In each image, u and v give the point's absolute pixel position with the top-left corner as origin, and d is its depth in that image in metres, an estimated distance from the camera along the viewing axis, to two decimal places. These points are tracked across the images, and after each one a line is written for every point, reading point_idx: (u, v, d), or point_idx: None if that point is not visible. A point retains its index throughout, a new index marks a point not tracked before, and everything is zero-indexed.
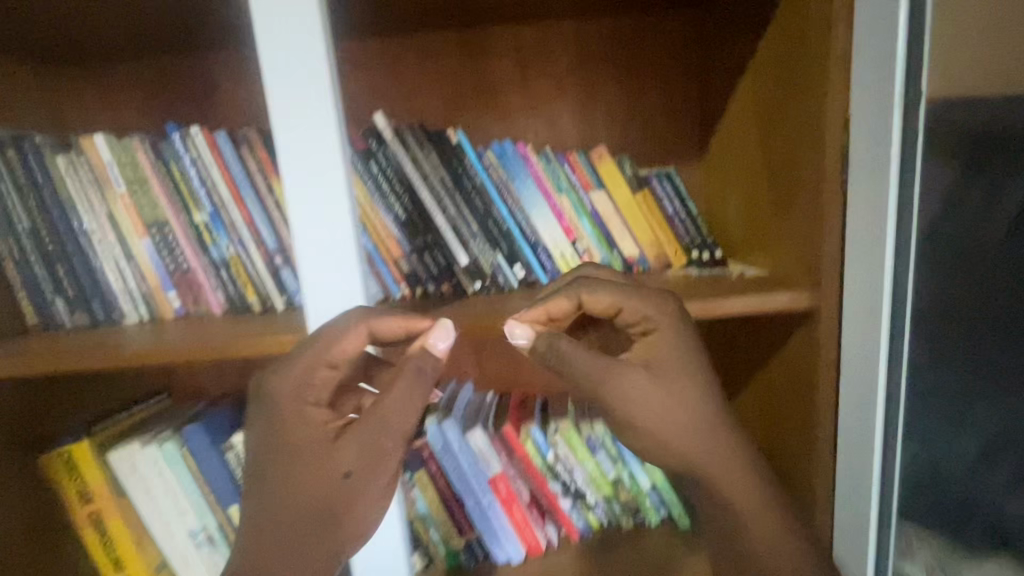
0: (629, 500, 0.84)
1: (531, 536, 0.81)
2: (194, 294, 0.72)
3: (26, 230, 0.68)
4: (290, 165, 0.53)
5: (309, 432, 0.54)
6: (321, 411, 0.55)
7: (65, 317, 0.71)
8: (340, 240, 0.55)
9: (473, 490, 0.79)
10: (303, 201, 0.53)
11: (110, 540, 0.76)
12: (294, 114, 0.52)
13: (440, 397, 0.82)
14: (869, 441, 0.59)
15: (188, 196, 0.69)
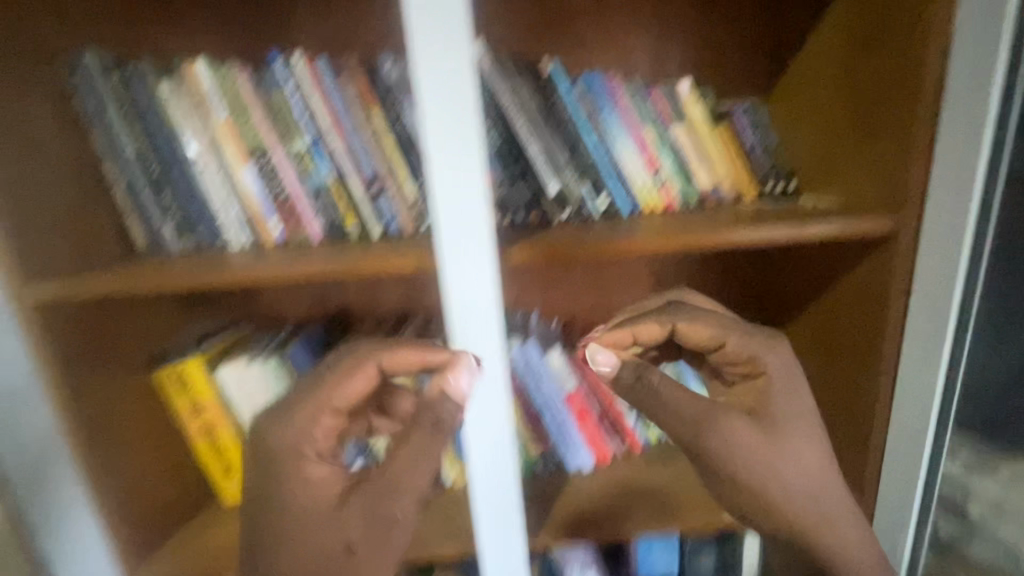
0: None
1: (600, 447, 0.89)
2: (293, 221, 0.75)
3: (134, 156, 0.70)
4: (437, 157, 0.54)
5: (311, 501, 0.63)
6: (320, 465, 0.65)
7: (172, 243, 0.74)
8: (480, 231, 0.57)
9: (551, 407, 0.86)
10: (448, 192, 0.55)
11: (221, 449, 0.83)
12: (442, 109, 0.53)
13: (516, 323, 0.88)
14: (933, 359, 0.68)
15: (289, 125, 0.71)
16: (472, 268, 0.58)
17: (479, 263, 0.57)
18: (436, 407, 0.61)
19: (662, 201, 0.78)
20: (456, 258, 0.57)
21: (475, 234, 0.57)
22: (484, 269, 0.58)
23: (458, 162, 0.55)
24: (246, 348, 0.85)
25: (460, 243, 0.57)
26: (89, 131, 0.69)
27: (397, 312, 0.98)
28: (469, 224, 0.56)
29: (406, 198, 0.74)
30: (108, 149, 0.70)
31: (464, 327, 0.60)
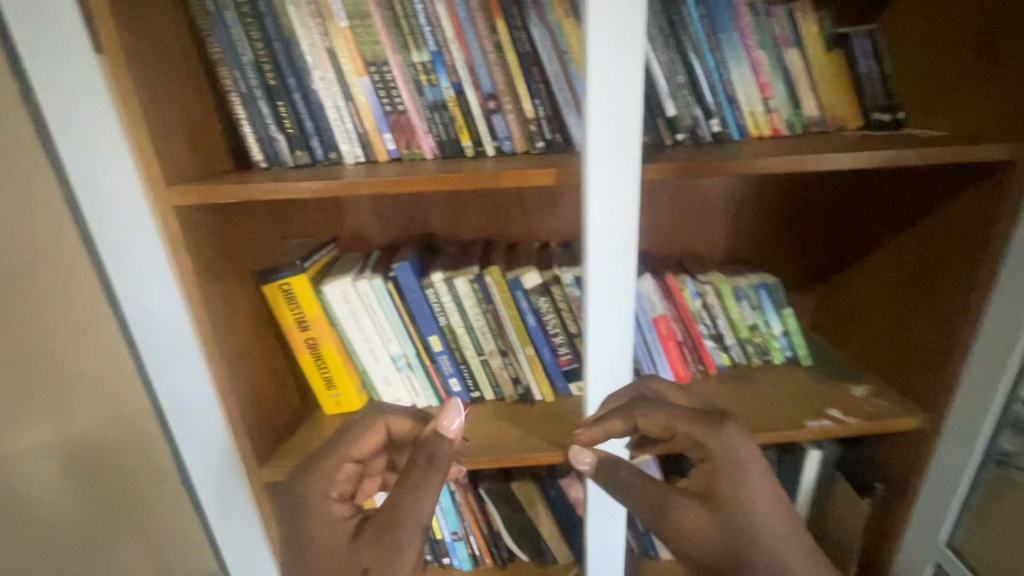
0: (762, 343, 0.95)
1: (682, 369, 0.93)
2: (407, 136, 0.74)
3: (251, 62, 0.69)
4: (599, 84, 0.55)
5: (328, 526, 0.68)
6: (341, 508, 0.69)
7: (286, 155, 0.74)
8: (629, 160, 0.59)
9: (639, 328, 0.90)
10: (605, 119, 0.57)
11: (323, 362, 0.85)
12: (611, 33, 0.54)
13: None
14: None
15: (412, 36, 0.69)
16: (616, 228, 0.62)
17: (623, 223, 0.61)
18: (429, 444, 0.66)
19: (770, 128, 0.78)
20: (602, 220, 0.61)
21: (625, 195, 0.60)
22: (629, 188, 0.60)
23: (618, 82, 0.55)
24: (344, 267, 0.86)
25: (610, 202, 0.60)
26: (207, 34, 0.67)
27: (481, 238, 0.99)
28: (622, 142, 0.58)
29: (522, 116, 0.73)
30: (226, 55, 0.68)
31: (604, 253, 0.63)
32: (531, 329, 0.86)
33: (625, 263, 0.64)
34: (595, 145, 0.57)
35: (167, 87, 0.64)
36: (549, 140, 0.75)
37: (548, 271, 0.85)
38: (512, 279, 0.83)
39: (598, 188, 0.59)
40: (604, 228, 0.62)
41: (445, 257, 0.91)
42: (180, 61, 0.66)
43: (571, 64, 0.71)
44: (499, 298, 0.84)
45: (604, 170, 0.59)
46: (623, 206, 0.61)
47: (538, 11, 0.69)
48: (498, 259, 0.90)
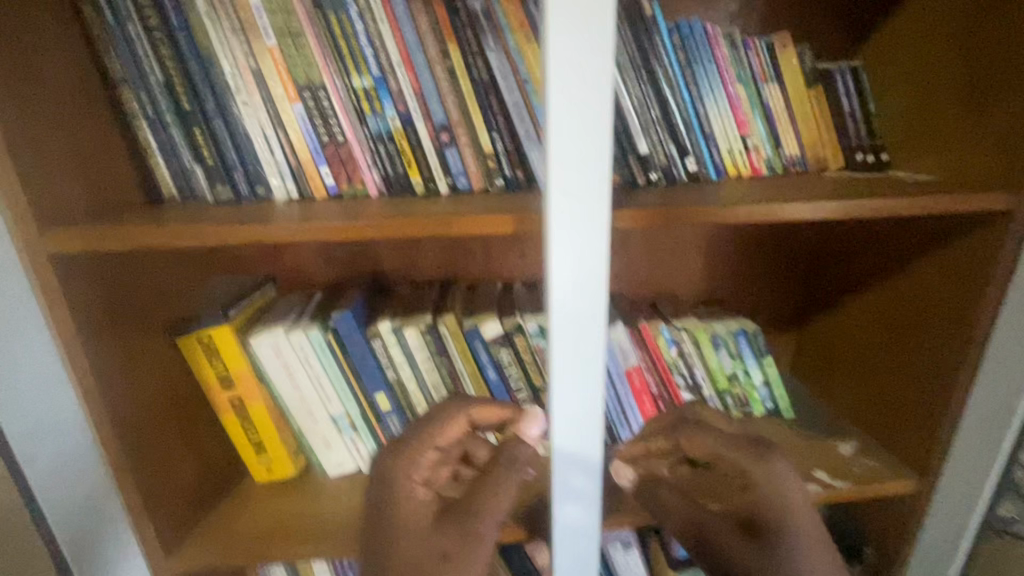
0: (742, 394, 0.88)
1: None
2: (348, 171, 0.65)
3: (160, 84, 0.59)
4: (561, 128, 0.48)
5: (413, 514, 0.56)
6: (425, 491, 0.58)
7: (204, 190, 0.63)
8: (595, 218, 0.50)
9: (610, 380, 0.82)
10: (567, 169, 0.49)
11: (252, 424, 0.74)
12: (575, 72, 0.47)
13: None
14: None
15: (352, 58, 0.60)
16: (580, 291, 0.53)
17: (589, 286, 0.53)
18: (511, 445, 0.59)
19: (749, 167, 0.73)
20: (566, 282, 0.52)
21: (593, 253, 0.51)
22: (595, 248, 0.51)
23: (583, 126, 0.48)
24: (278, 314, 0.76)
25: (575, 261, 0.52)
26: (106, 49, 0.57)
27: (439, 278, 0.90)
28: (587, 197, 0.49)
29: (478, 150, 0.65)
30: (130, 74, 0.58)
31: (568, 325, 0.54)
32: (490, 384, 0.78)
33: (593, 341, 0.54)
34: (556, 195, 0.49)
35: (46, 112, 0.53)
36: (509, 176, 0.67)
37: (508, 319, 0.77)
38: (470, 328, 0.74)
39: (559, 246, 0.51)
40: (570, 292, 0.53)
41: (396, 301, 0.81)
42: (68, 81, 0.56)
43: (533, 95, 0.64)
44: (455, 349, 0.75)
45: (567, 224, 0.50)
46: (591, 267, 0.52)
47: (495, 34, 0.61)
48: (455, 304, 0.81)
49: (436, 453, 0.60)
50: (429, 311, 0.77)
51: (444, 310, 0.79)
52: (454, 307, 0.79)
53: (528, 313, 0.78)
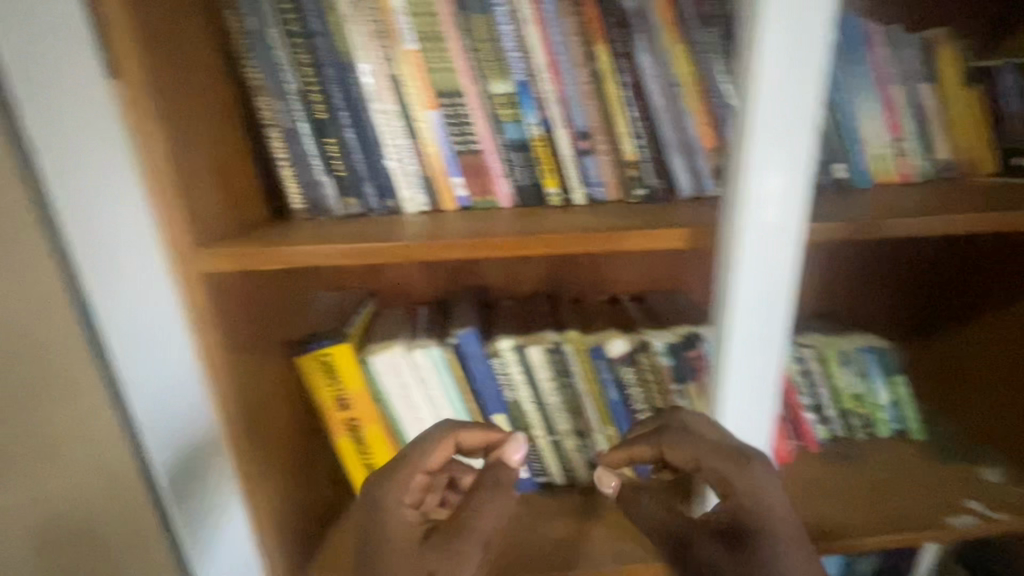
0: (867, 415, 0.83)
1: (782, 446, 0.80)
2: (481, 181, 0.62)
3: (297, 93, 0.56)
4: (764, 155, 0.45)
5: (396, 543, 0.52)
6: (410, 512, 0.55)
7: (334, 203, 0.60)
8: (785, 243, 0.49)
9: None
10: (764, 197, 0.47)
11: (365, 446, 0.71)
12: (784, 94, 0.44)
13: (699, 312, 0.78)
14: None
15: (495, 63, 0.57)
16: (760, 320, 0.53)
17: (769, 313, 0.52)
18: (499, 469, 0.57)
19: (898, 173, 0.67)
20: (747, 311, 0.52)
21: (775, 283, 0.51)
22: (782, 272, 0.50)
23: (786, 148, 0.46)
24: (391, 331, 0.73)
25: (757, 292, 0.51)
26: (245, 56, 0.55)
27: (541, 291, 0.86)
28: (780, 222, 0.48)
29: (619, 158, 0.61)
30: (269, 83, 0.55)
31: (743, 345, 0.54)
32: (612, 406, 0.73)
33: (767, 356, 0.55)
34: (747, 232, 0.49)
35: (196, 123, 0.50)
36: (649, 186, 0.63)
37: (632, 336, 0.73)
38: (594, 346, 0.71)
39: (743, 278, 0.51)
40: (750, 321, 0.52)
41: (507, 317, 0.78)
42: (211, 91, 0.53)
43: (681, 99, 0.60)
44: (578, 369, 0.71)
45: (756, 259, 0.49)
46: (772, 296, 0.51)
47: (646, 35, 0.57)
48: (570, 320, 0.77)
49: (423, 477, 0.57)
50: (549, 328, 0.73)
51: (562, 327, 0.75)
52: (571, 324, 0.76)
53: (652, 330, 0.73)
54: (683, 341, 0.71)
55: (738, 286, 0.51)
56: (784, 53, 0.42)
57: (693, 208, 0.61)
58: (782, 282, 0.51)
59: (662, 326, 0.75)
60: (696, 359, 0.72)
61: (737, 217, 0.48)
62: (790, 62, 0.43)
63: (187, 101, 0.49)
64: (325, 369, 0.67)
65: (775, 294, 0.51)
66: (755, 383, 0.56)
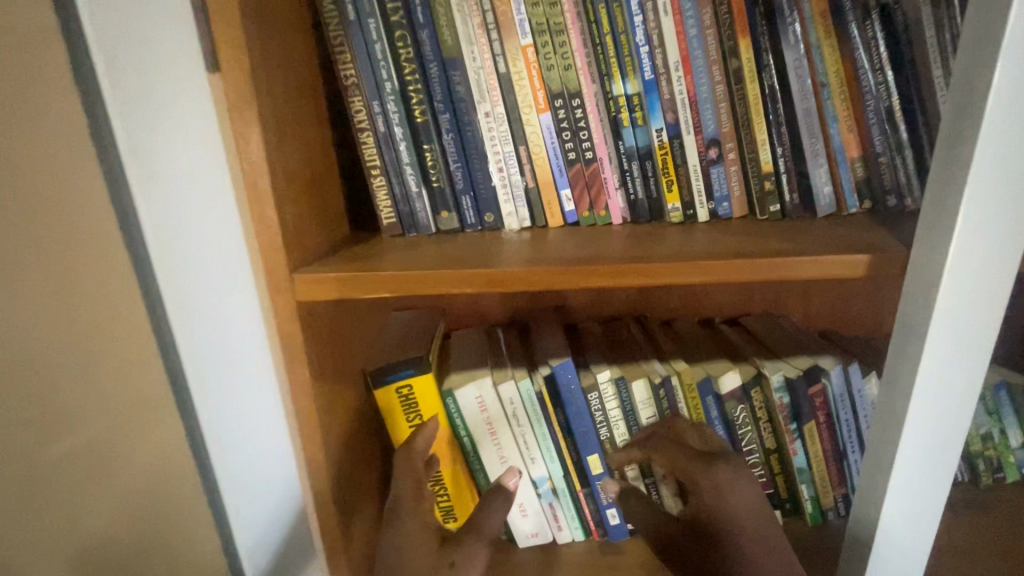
0: (995, 459, 0.74)
1: None
2: (592, 194, 0.54)
3: (395, 93, 0.49)
4: (992, 162, 0.36)
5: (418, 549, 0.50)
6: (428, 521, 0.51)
7: (427, 217, 0.53)
8: (1001, 276, 0.40)
9: (861, 444, 0.66)
10: (985, 215, 0.38)
11: (444, 487, 0.64)
12: None
13: (812, 342, 0.70)
14: None
15: (620, 60, 0.50)
16: (938, 418, 0.44)
17: (952, 412, 0.44)
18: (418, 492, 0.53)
19: None
20: (923, 406, 0.44)
21: (962, 378, 0.43)
22: (991, 313, 0.41)
23: (1021, 155, 0.36)
24: (473, 359, 0.66)
25: (939, 382, 0.43)
26: (341, 51, 0.48)
27: (626, 314, 0.78)
28: (1002, 248, 0.39)
29: (752, 169, 0.53)
30: (365, 80, 0.49)
31: (932, 402, 0.44)
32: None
33: (960, 417, 0.44)
34: (940, 310, 0.41)
35: (295, 126, 0.43)
36: (785, 201, 0.54)
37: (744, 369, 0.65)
38: (704, 380, 0.63)
39: (927, 368, 0.42)
40: (925, 418, 0.44)
41: (597, 343, 0.70)
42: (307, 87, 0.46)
43: (828, 101, 0.52)
44: (682, 406, 0.64)
45: (945, 344, 0.42)
46: (958, 391, 0.43)
47: (796, 27, 0.50)
48: (669, 348, 0.69)
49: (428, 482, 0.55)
50: (650, 359, 0.66)
51: (664, 357, 0.67)
52: (671, 354, 0.68)
53: (765, 362, 0.65)
54: (804, 376, 0.63)
55: (937, 328, 0.41)
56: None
57: (840, 226, 0.53)
58: (972, 378, 0.43)
59: (776, 356, 0.67)
60: (816, 397, 0.64)
61: (949, 237, 0.39)
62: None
63: (288, 98, 0.42)
64: (406, 404, 0.60)
65: (963, 388, 0.43)
66: (926, 481, 0.47)
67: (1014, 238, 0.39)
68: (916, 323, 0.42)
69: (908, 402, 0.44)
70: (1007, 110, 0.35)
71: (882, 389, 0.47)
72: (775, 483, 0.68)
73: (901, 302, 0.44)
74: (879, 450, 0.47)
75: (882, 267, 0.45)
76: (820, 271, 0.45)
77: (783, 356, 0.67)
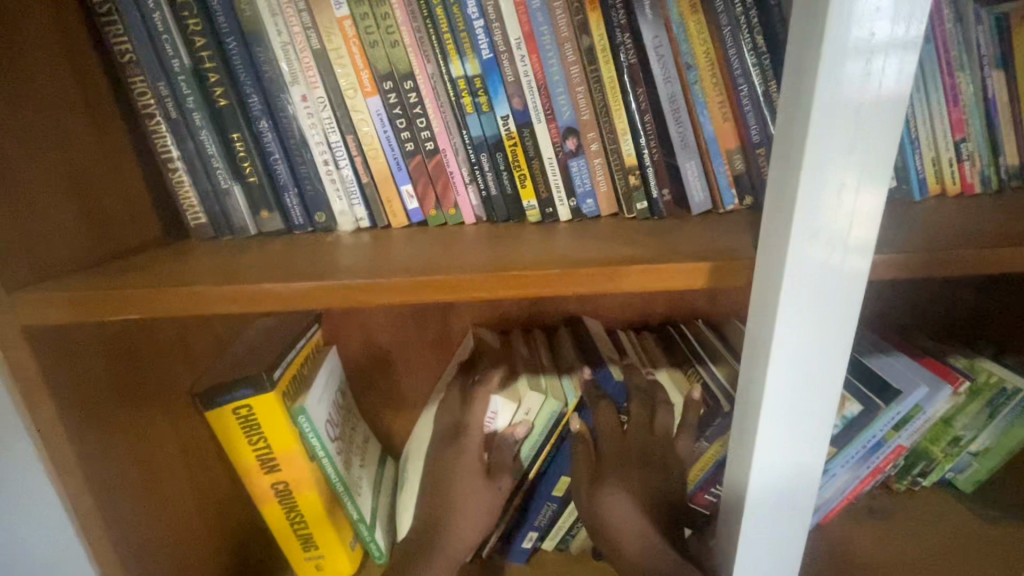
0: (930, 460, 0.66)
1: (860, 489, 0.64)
2: (438, 190, 0.48)
3: (186, 72, 0.42)
4: (827, 155, 0.31)
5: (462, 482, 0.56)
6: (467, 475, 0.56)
7: (245, 218, 0.46)
8: (848, 283, 0.34)
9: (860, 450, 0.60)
10: (823, 214, 0.32)
11: (299, 515, 0.57)
12: (859, 69, 0.29)
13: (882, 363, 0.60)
14: None
15: (455, 36, 0.43)
16: (789, 447, 0.39)
17: (804, 440, 0.39)
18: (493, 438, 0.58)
19: (959, 182, 0.53)
20: (772, 435, 0.39)
21: (815, 403, 0.38)
22: (841, 326, 0.35)
23: (859, 147, 0.31)
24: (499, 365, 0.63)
25: (787, 410, 0.38)
26: (110, 22, 0.40)
27: (520, 315, 0.71)
28: (846, 253, 0.33)
29: (614, 162, 0.48)
30: (145, 57, 0.41)
31: (786, 426, 0.39)
32: (711, 462, 0.60)
33: (816, 438, 0.39)
34: (783, 332, 0.35)
35: (20, 108, 0.35)
36: (654, 198, 0.49)
37: (712, 374, 0.60)
38: (709, 394, 0.58)
39: (773, 393, 0.37)
40: (776, 449, 0.39)
41: (637, 347, 0.66)
42: (55, 66, 0.38)
43: (695, 85, 0.46)
44: (724, 434, 0.58)
45: (792, 367, 0.36)
46: (809, 418, 0.38)
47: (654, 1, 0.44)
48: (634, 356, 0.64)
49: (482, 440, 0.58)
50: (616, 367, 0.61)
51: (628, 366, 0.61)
52: (639, 365, 0.62)
53: (723, 364, 0.61)
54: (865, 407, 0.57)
55: (783, 343, 0.36)
56: (851, 84, 0.29)
57: (712, 225, 0.47)
58: (825, 405, 0.38)
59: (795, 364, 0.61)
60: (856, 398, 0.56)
61: (786, 240, 0.33)
62: (860, 88, 0.30)
63: (2, 80, 0.35)
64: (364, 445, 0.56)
65: (817, 415, 0.38)
66: (785, 503, 0.42)
67: (859, 248, 0.33)
68: (761, 337, 0.37)
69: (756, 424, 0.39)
70: (833, 100, 0.30)
71: (738, 414, 0.41)
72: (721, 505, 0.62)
73: (749, 317, 0.38)
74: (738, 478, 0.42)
75: (734, 275, 0.40)
76: (663, 281, 0.40)
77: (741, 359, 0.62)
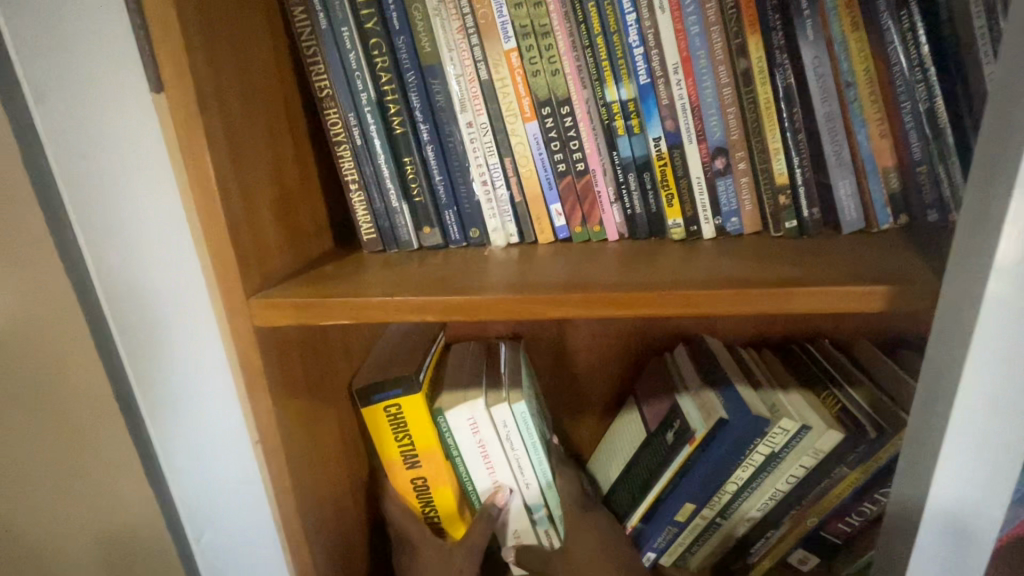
0: None
1: None
2: (584, 208, 0.50)
3: (372, 103, 0.47)
4: None
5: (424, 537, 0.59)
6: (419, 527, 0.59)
7: (409, 233, 0.51)
8: None
9: None
10: None
11: (433, 510, 0.61)
12: None
13: None
14: None
15: (613, 63, 0.46)
16: (978, 482, 0.36)
17: (995, 478, 0.36)
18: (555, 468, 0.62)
19: None
20: (957, 465, 0.36)
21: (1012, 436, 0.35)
22: None
23: None
24: None
25: (974, 444, 0.36)
26: (314, 62, 0.46)
27: (634, 330, 0.71)
28: None
29: (763, 180, 0.48)
30: (340, 92, 0.47)
31: (975, 460, 0.36)
32: (848, 491, 0.57)
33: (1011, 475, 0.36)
34: (977, 359, 0.34)
35: (253, 140, 0.41)
36: (804, 217, 0.48)
37: (851, 398, 0.57)
38: (847, 417, 0.55)
39: (963, 419, 0.35)
40: (959, 481, 0.37)
41: (761, 364, 0.65)
42: (274, 104, 0.44)
43: (854, 103, 0.46)
44: (868, 460, 0.55)
45: (987, 396, 0.34)
46: (1003, 453, 0.35)
47: (816, 22, 0.44)
48: (760, 373, 0.62)
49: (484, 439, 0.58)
50: (746, 383, 0.59)
51: (756, 383, 0.60)
52: (769, 383, 0.60)
53: (862, 389, 0.59)
54: None
55: (979, 368, 0.34)
56: None
57: (869, 246, 0.46)
58: None
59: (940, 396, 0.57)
60: None
61: (991, 264, 0.32)
62: None
63: (246, 117, 0.41)
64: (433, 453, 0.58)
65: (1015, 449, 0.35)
66: (966, 543, 0.38)
67: None
68: (952, 360, 0.35)
69: (935, 453, 0.37)
70: None
71: (911, 443, 0.39)
72: (857, 534, 0.60)
73: (932, 342, 0.37)
74: (906, 513, 0.40)
75: (906, 298, 0.39)
76: (829, 301, 0.39)
77: (882, 384, 0.59)
